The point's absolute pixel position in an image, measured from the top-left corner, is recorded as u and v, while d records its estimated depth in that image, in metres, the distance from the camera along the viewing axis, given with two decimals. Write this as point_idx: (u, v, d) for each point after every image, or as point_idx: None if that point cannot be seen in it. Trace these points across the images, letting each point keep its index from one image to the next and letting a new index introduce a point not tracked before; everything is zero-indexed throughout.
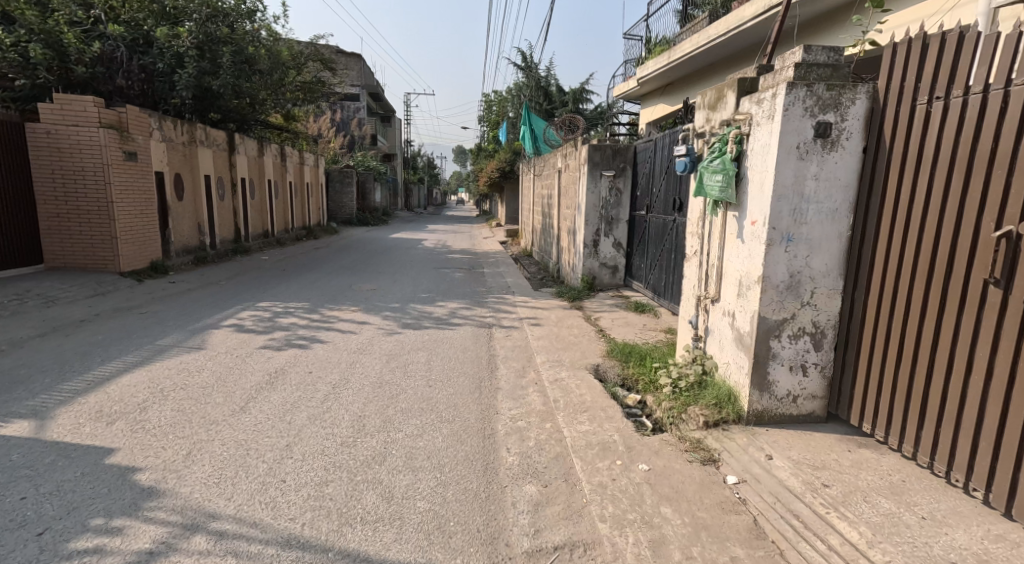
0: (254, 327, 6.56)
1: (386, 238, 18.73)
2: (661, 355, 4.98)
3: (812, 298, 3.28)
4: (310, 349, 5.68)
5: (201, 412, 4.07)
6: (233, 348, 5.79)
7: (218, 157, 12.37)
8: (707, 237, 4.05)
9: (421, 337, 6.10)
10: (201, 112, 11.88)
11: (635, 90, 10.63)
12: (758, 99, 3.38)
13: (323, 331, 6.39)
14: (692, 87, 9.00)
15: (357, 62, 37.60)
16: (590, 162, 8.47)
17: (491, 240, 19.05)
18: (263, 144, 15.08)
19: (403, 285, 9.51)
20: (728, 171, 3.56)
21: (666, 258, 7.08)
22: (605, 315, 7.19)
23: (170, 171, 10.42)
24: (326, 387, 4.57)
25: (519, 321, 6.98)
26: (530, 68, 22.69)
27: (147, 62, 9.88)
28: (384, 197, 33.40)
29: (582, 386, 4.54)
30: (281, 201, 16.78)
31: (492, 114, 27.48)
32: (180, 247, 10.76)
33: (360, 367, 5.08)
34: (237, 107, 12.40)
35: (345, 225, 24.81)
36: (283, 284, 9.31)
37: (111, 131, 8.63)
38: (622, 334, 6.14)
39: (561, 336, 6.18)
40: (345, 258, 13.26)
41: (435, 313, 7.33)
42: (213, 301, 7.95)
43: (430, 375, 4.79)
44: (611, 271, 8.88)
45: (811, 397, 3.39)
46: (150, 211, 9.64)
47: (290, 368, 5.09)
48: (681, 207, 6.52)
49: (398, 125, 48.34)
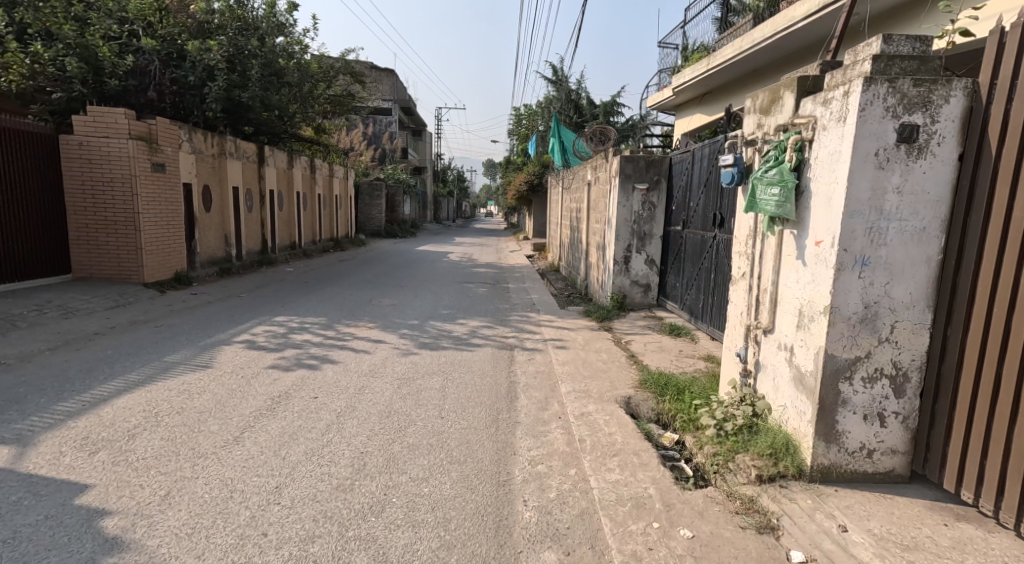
0: (265, 341, 6.03)
1: (410, 251, 18.45)
2: (701, 390, 4.48)
3: (891, 334, 2.83)
4: (319, 369, 5.14)
5: (190, 442, 3.54)
6: (242, 363, 5.24)
7: (246, 168, 12.23)
8: (758, 258, 3.60)
9: (437, 359, 5.66)
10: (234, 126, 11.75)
11: (670, 100, 10.17)
12: (824, 99, 2.89)
13: (336, 349, 5.85)
14: (734, 95, 8.52)
15: (388, 76, 37.74)
16: (622, 174, 7.98)
17: (517, 254, 18.64)
18: (293, 155, 14.95)
19: (424, 301, 9.12)
20: (787, 183, 3.08)
21: (705, 278, 6.56)
22: (637, 339, 6.67)
23: (198, 183, 10.22)
24: (332, 414, 4.08)
25: (544, 343, 6.49)
26: (562, 82, 22.35)
27: (179, 75, 9.40)
28: (412, 209, 33.28)
29: (611, 423, 4.05)
30: (308, 213, 16.65)
31: (522, 128, 27.24)
32: (205, 258, 10.60)
33: (371, 391, 4.61)
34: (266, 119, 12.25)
35: (373, 237, 24.62)
36: (300, 297, 9.03)
37: (139, 143, 8.41)
38: (656, 362, 5.62)
39: (589, 361, 5.68)
40: (368, 271, 12.99)
41: (454, 332, 6.90)
42: (230, 314, 7.56)
43: (443, 405, 4.33)
44: (642, 289, 8.36)
45: (890, 451, 2.95)
46: (177, 222, 9.40)
47: (299, 388, 4.62)
48: (722, 222, 6.03)
49: (428, 138, 48.50)
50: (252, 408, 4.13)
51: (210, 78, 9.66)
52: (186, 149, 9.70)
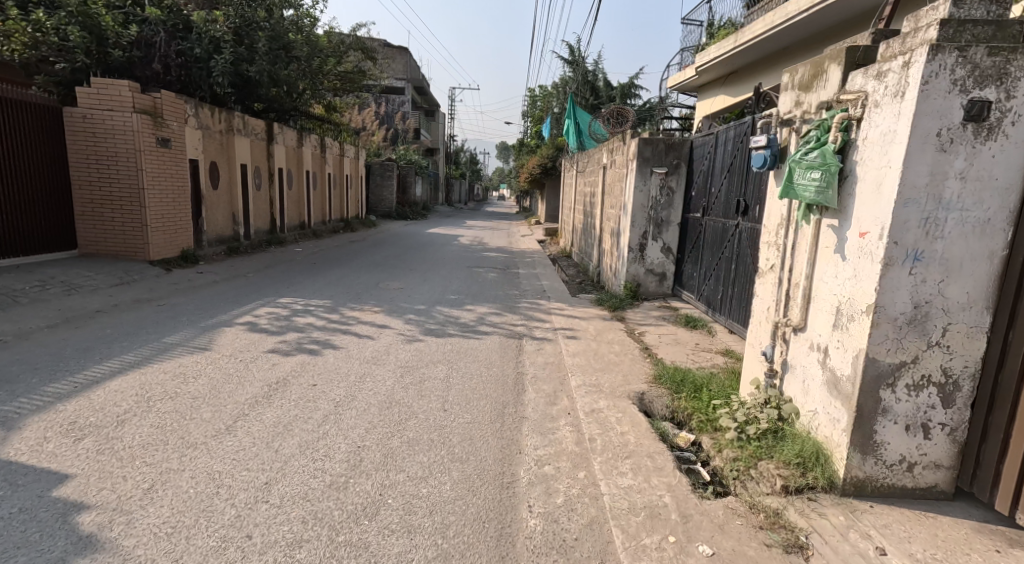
0: (267, 323, 5.82)
1: (420, 234, 18.22)
2: (719, 388, 4.24)
3: (943, 338, 2.64)
4: (320, 355, 4.92)
5: (179, 431, 3.21)
6: (242, 346, 5.02)
7: (256, 145, 12.02)
8: (790, 250, 3.37)
9: (443, 346, 5.44)
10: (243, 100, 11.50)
11: (692, 80, 9.82)
12: (879, 71, 2.70)
13: (339, 334, 5.63)
14: (761, 73, 8.20)
15: (401, 55, 37.23)
16: (640, 157, 7.68)
17: (528, 239, 18.35)
18: (303, 133, 14.70)
19: (432, 284, 8.90)
20: (829, 167, 2.87)
21: (725, 268, 6.31)
22: (652, 330, 6.42)
23: (205, 159, 10.01)
24: (329, 404, 3.85)
25: (554, 333, 6.25)
26: (577, 63, 21.85)
27: (185, 47, 9.10)
28: (423, 190, 32.96)
29: (624, 421, 3.82)
30: (318, 192, 16.44)
31: (536, 110, 26.75)
32: (213, 237, 10.44)
33: (374, 380, 4.38)
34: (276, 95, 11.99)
35: (384, 219, 24.37)
36: (305, 278, 8.85)
37: (144, 117, 8.19)
38: (672, 356, 5.38)
39: (600, 353, 5.43)
40: (378, 253, 12.79)
41: (461, 318, 6.68)
42: (235, 293, 7.35)
43: (448, 397, 4.10)
44: (658, 278, 8.09)
45: (932, 467, 2.75)
46: (183, 198, 9.21)
47: (298, 373, 4.40)
48: (746, 210, 5.79)
49: (441, 120, 48.00)
50: (245, 395, 3.81)
51: (216, 50, 9.37)
52: (193, 124, 9.48)
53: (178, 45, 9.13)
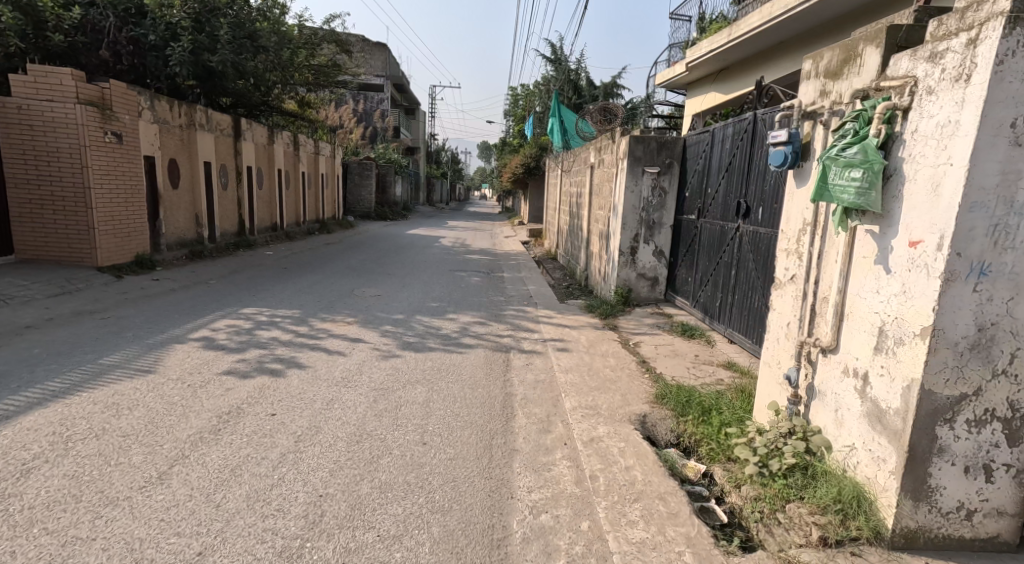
0: (227, 339, 5.29)
1: (401, 235, 17.66)
2: (731, 410, 3.83)
3: (1010, 365, 2.22)
4: (283, 377, 4.42)
5: (97, 484, 2.78)
6: (192, 367, 4.51)
7: (221, 143, 11.37)
8: (818, 259, 2.92)
9: (422, 363, 4.98)
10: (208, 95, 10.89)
11: (682, 77, 9.42)
12: (935, 51, 2.26)
13: (306, 350, 5.12)
14: (757, 68, 7.82)
15: (381, 52, 36.50)
16: (631, 156, 7.25)
17: (512, 240, 17.88)
18: (275, 131, 14.06)
19: (411, 291, 8.41)
20: (872, 165, 2.42)
21: (723, 274, 5.91)
22: (646, 340, 6.01)
23: (162, 156, 9.38)
24: (288, 441, 3.37)
25: (542, 345, 5.81)
26: (561, 62, 21.42)
27: (137, 34, 8.57)
28: (404, 190, 32.33)
29: (629, 453, 3.40)
30: (292, 192, 15.81)
31: (519, 109, 26.34)
32: (173, 239, 9.80)
33: (342, 407, 3.89)
34: (243, 90, 11.36)
35: (363, 220, 23.73)
36: (275, 285, 8.31)
37: (90, 108, 7.59)
38: (671, 371, 4.97)
39: (594, 368, 5.00)
40: (356, 256, 12.24)
41: (442, 328, 6.19)
42: (196, 303, 6.79)
43: (426, 427, 3.64)
44: (650, 283, 7.69)
45: (995, 513, 2.35)
46: (137, 198, 8.60)
47: (254, 402, 3.90)
48: (748, 211, 5.41)
49: (422, 118, 47.38)
50: (178, 440, 3.31)
51: (172, 38, 8.85)
52: (148, 118, 8.86)
53: (130, 31, 8.59)
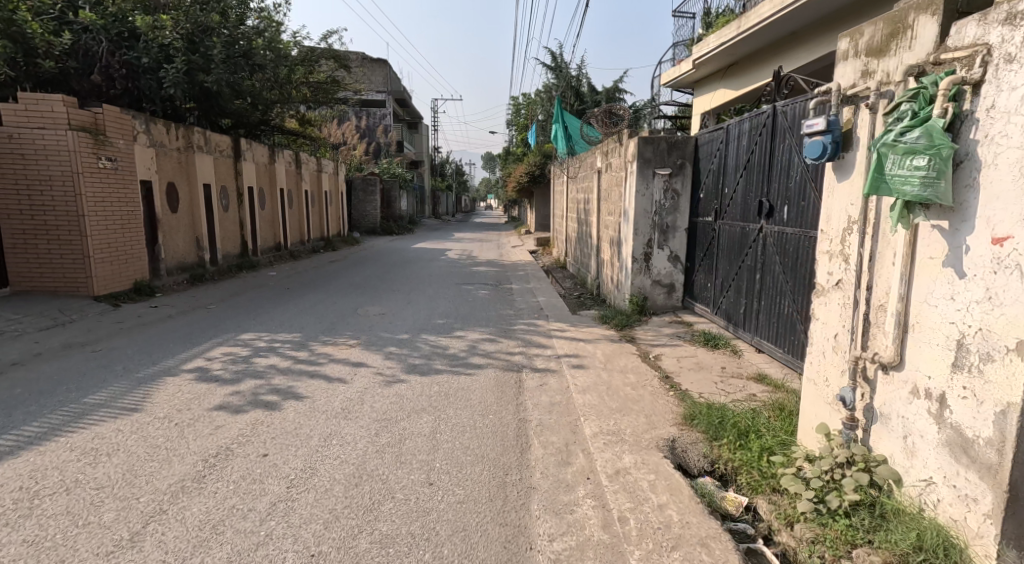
0: (222, 369, 4.96)
1: (407, 249, 17.39)
2: (770, 432, 3.46)
3: None
4: (278, 408, 4.09)
5: (62, 550, 2.55)
6: (182, 403, 4.17)
7: (220, 163, 11.12)
8: (870, 262, 2.56)
9: (429, 387, 4.63)
10: (206, 115, 10.70)
11: (688, 75, 9.08)
12: (1013, 13, 1.91)
13: (304, 377, 4.79)
14: (770, 62, 7.48)
15: (382, 67, 36.42)
16: (640, 158, 6.89)
17: (520, 250, 17.55)
18: (276, 149, 13.83)
19: (417, 308, 8.08)
20: (939, 151, 2.06)
21: (747, 279, 5.54)
22: (668, 352, 5.64)
23: (160, 180, 9.14)
24: (280, 487, 3.04)
25: (556, 362, 5.45)
26: (562, 68, 21.13)
27: (130, 57, 8.30)
28: (409, 204, 32.18)
29: (661, 489, 3.02)
30: (295, 211, 15.58)
31: (521, 118, 26.12)
32: (174, 264, 9.54)
33: (342, 443, 3.53)
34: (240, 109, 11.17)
35: (368, 236, 23.49)
36: (276, 308, 8.02)
37: (82, 134, 7.37)
38: (698, 387, 4.59)
39: (614, 387, 4.64)
40: (360, 273, 11.96)
41: (449, 348, 5.84)
42: (192, 331, 6.47)
43: (433, 465, 3.27)
44: (666, 290, 7.33)
45: None
46: (135, 224, 8.35)
47: (245, 441, 3.55)
48: (771, 211, 5.06)
49: (425, 132, 47.34)
50: (156, 492, 2.99)
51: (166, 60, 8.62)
52: (143, 142, 8.62)
53: (122, 55, 8.35)
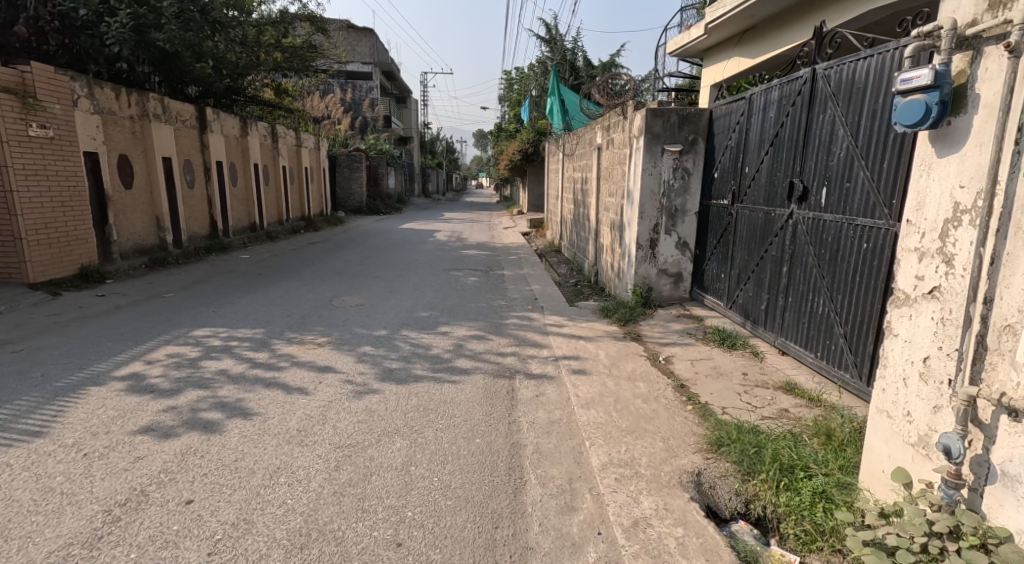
0: (161, 377, 4.25)
1: (393, 230, 16.58)
2: (821, 472, 2.80)
3: None
4: (219, 430, 3.38)
5: None
6: (102, 423, 3.45)
7: (183, 135, 10.27)
8: (1000, 275, 1.95)
9: (407, 402, 3.99)
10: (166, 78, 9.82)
11: (699, 42, 8.33)
12: None
13: (257, 389, 4.11)
14: (794, 27, 6.77)
15: (368, 38, 35.19)
16: (649, 132, 6.19)
17: (512, 231, 16.79)
18: (248, 120, 12.94)
19: (400, 298, 7.38)
20: None
21: (769, 270, 4.89)
22: (680, 354, 4.98)
23: (109, 152, 8.33)
24: (198, 553, 2.35)
25: (555, 366, 4.87)
26: (557, 41, 20.26)
27: (66, 9, 7.44)
28: (398, 182, 31.34)
29: (694, 551, 2.38)
30: (272, 188, 14.71)
31: (514, 93, 25.19)
32: (129, 246, 8.78)
33: (291, 481, 2.84)
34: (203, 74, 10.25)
35: (353, 215, 22.56)
36: (242, 297, 7.30)
37: (6, 97, 6.55)
38: (720, 400, 3.93)
39: (625, 402, 3.98)
40: (340, 256, 11.19)
41: (432, 348, 5.30)
42: (139, 326, 5.76)
43: (405, 515, 2.59)
44: (673, 280, 6.66)
45: None
46: (78, 202, 7.60)
47: (168, 480, 2.83)
48: (804, 195, 4.38)
49: (413, 107, 46.00)
50: None
51: (108, 13, 7.75)
52: (87, 108, 7.78)
53: (57, 8, 7.49)
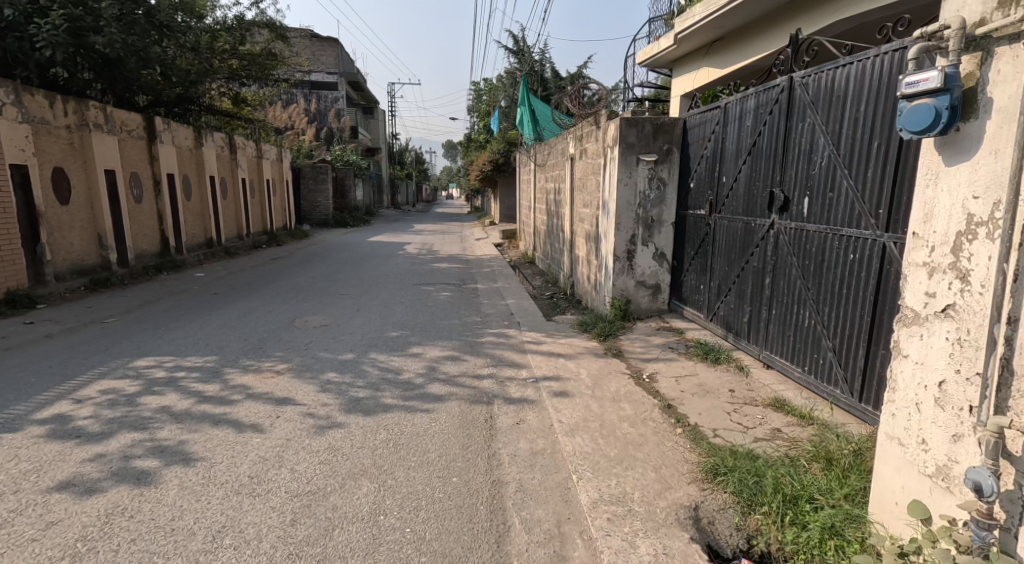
0: (89, 419, 4.20)
1: (362, 243, 16.17)
2: (828, 501, 2.62)
3: None
4: (150, 481, 3.45)
5: None
6: (13, 477, 3.47)
7: (128, 146, 9.80)
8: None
9: (372, 442, 3.81)
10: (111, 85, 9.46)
11: (668, 52, 8.24)
12: None
13: (202, 430, 4.05)
14: (764, 37, 6.70)
15: (334, 47, 34.70)
16: (623, 142, 6.02)
17: (485, 243, 16.53)
18: (203, 131, 12.47)
19: (368, 316, 7.08)
20: None
21: (750, 281, 4.71)
22: (663, 370, 4.80)
23: (41, 163, 7.86)
24: None
25: (535, 390, 4.59)
26: (525, 52, 20.22)
27: None
28: (367, 193, 30.85)
29: None
30: (229, 201, 14.19)
31: (484, 104, 25.06)
32: (65, 266, 8.29)
33: (238, 538, 2.88)
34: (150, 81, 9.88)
35: (320, 228, 22.08)
36: (194, 320, 6.93)
37: None
38: (710, 420, 3.75)
39: (605, 428, 3.80)
40: (304, 272, 10.78)
41: (403, 372, 5.03)
42: (68, 359, 5.48)
43: None
44: (651, 292, 6.48)
45: None
46: (5, 222, 7.15)
47: (85, 550, 2.85)
48: (786, 204, 4.18)
49: (382, 118, 45.59)
50: None
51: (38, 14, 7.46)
52: (13, 116, 7.32)
53: None
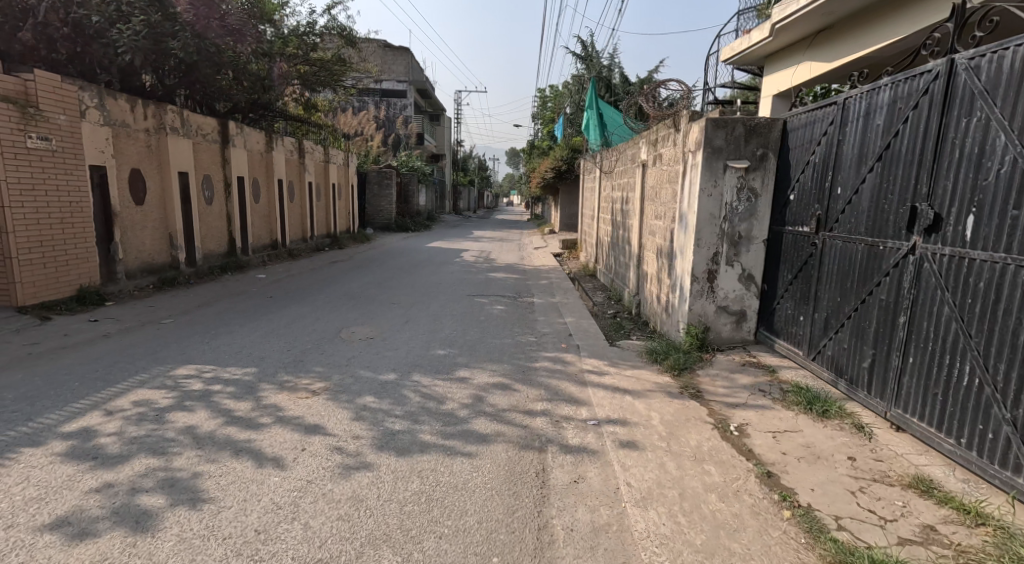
0: (111, 437, 3.75)
1: (418, 249, 15.81)
2: None
3: None
4: (154, 525, 2.92)
5: None
6: (8, 508, 3.01)
7: (202, 149, 9.68)
8: None
9: (403, 493, 3.17)
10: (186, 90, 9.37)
11: (759, 47, 7.34)
12: None
13: (221, 460, 3.52)
14: (880, 27, 5.76)
15: (403, 54, 35.04)
16: (708, 146, 5.19)
17: (543, 253, 15.83)
18: (275, 136, 12.37)
19: (414, 330, 6.50)
20: None
21: (871, 319, 3.76)
22: (753, 420, 3.93)
23: (119, 165, 7.73)
24: None
25: (600, 435, 3.84)
26: (592, 58, 19.48)
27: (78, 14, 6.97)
28: (428, 198, 30.77)
29: None
30: (297, 205, 14.13)
31: (548, 110, 24.48)
32: (137, 265, 8.14)
33: None
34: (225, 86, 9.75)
35: (381, 232, 22.02)
36: (241, 326, 6.54)
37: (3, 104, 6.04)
38: (826, 501, 2.90)
39: (687, 499, 3.02)
40: (356, 278, 10.39)
41: (445, 401, 4.37)
42: (109, 363, 5.11)
43: None
44: (734, 320, 5.55)
45: None
46: (81, 219, 7.01)
47: None
48: (936, 224, 3.25)
49: (447, 124, 45.82)
50: None
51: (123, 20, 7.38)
52: (95, 120, 7.22)
53: (71, 14, 6.97)
